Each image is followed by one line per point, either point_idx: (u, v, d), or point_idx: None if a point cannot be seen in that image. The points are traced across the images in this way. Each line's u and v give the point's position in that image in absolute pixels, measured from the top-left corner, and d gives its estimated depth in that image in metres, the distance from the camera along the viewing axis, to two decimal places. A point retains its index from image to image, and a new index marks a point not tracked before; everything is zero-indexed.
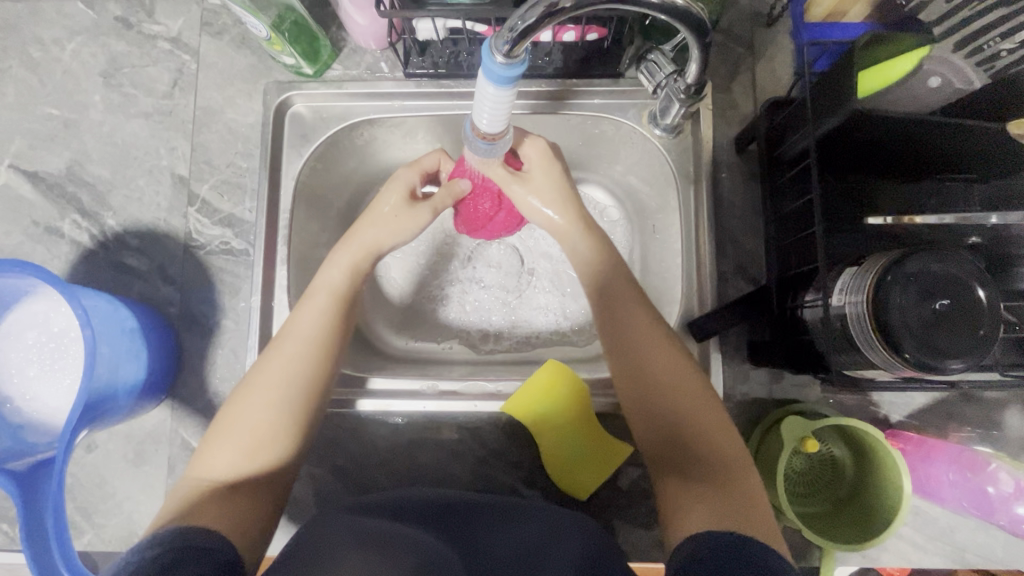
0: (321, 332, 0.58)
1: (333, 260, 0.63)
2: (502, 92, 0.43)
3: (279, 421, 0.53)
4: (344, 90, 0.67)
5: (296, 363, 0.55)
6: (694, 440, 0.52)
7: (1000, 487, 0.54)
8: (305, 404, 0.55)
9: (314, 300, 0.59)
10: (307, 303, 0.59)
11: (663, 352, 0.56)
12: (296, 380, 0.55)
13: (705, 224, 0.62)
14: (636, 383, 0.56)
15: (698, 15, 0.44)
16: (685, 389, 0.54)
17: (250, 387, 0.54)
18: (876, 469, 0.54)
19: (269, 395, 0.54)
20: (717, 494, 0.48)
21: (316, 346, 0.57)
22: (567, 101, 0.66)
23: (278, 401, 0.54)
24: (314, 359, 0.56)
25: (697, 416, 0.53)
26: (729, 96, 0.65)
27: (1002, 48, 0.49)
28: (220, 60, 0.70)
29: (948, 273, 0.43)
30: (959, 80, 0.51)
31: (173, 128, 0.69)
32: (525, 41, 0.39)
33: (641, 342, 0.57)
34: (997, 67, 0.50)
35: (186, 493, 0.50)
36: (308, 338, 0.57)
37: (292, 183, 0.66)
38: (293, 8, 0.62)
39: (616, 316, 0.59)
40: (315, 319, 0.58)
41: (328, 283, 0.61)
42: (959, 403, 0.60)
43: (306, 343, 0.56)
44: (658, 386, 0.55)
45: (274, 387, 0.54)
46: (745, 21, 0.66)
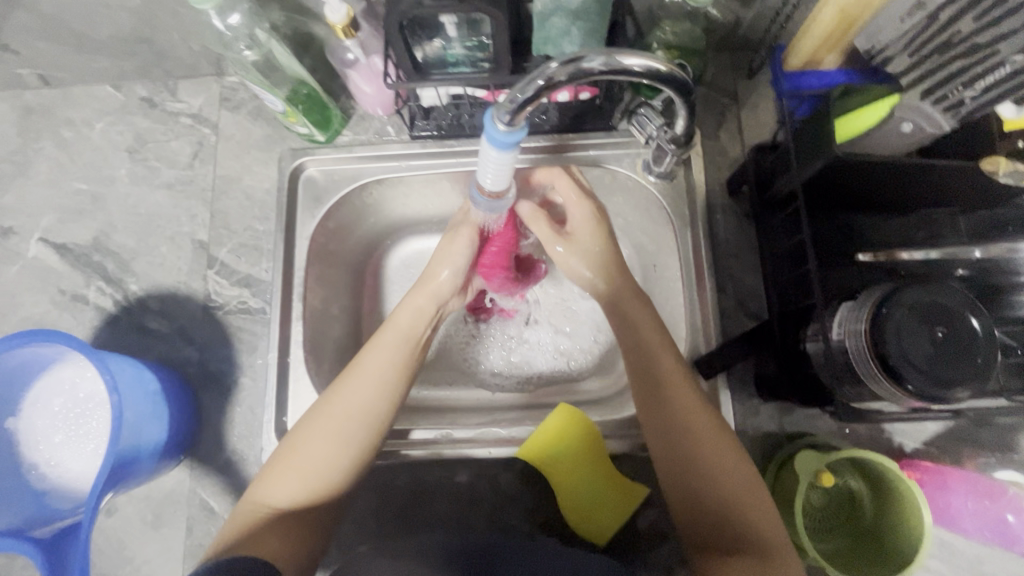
0: (388, 374, 0.59)
1: (405, 304, 0.65)
2: (505, 155, 0.47)
3: (347, 453, 0.55)
4: (354, 154, 0.71)
5: (364, 398, 0.57)
6: (723, 499, 0.52)
7: (1019, 517, 0.53)
8: (370, 435, 0.56)
9: (382, 340, 0.61)
10: (376, 342, 0.61)
11: (688, 401, 0.56)
12: (361, 417, 0.56)
13: (704, 264, 0.65)
14: (666, 442, 0.56)
15: (682, 77, 0.48)
16: (713, 444, 0.54)
17: (313, 421, 0.56)
18: (894, 501, 0.54)
19: (337, 431, 0.55)
20: (749, 552, 0.49)
21: (382, 384, 0.58)
22: (564, 154, 0.70)
23: (347, 437, 0.55)
24: (380, 397, 0.58)
25: (726, 473, 0.53)
26: (718, 142, 0.69)
27: (965, 96, 0.49)
28: (238, 131, 0.74)
29: (942, 304, 0.45)
30: (929, 125, 0.52)
31: (194, 197, 0.73)
32: (524, 110, 0.43)
33: (669, 386, 0.57)
34: (962, 113, 0.50)
35: (251, 516, 0.52)
36: (375, 378, 0.58)
37: (306, 242, 0.70)
38: (306, 83, 0.68)
39: (644, 351, 0.60)
40: (381, 360, 0.60)
41: (398, 322, 0.63)
42: (972, 429, 0.60)
43: (372, 382, 0.58)
44: (687, 428, 0.55)
45: (338, 424, 0.55)
46: (727, 73, 0.70)
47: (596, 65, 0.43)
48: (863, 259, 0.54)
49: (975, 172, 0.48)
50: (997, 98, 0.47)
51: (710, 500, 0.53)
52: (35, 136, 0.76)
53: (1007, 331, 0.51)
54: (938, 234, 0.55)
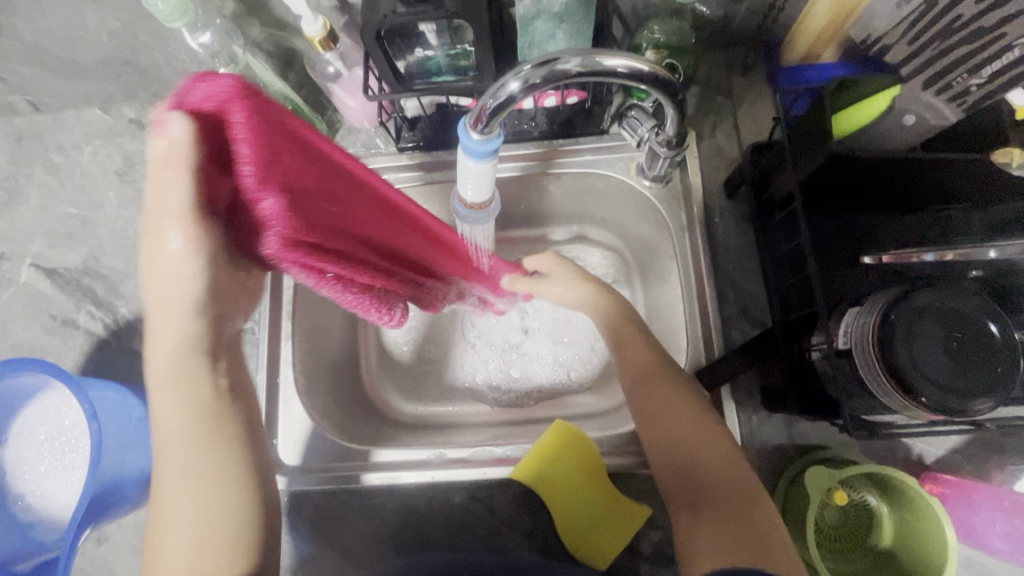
0: (205, 432, 0.47)
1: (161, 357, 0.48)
2: (482, 165, 0.45)
3: (223, 525, 0.45)
4: None
5: (197, 465, 0.45)
6: (703, 474, 0.51)
7: None
8: (223, 531, 0.45)
9: (172, 399, 0.47)
10: (160, 436, 0.47)
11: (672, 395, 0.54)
12: (199, 487, 0.45)
13: (703, 269, 0.62)
14: (649, 427, 0.55)
15: (668, 78, 0.45)
16: (692, 422, 0.53)
17: (159, 509, 0.45)
18: (915, 517, 0.50)
19: (187, 507, 0.45)
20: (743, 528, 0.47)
21: (209, 457, 0.46)
22: (555, 161, 0.68)
23: (202, 508, 0.45)
24: (205, 490, 0.45)
25: (707, 450, 0.51)
26: (714, 141, 0.66)
27: (971, 84, 0.46)
28: None
29: (953, 308, 0.42)
30: (933, 117, 0.50)
31: None
32: (498, 116, 0.41)
33: (653, 385, 0.56)
34: (969, 103, 0.47)
35: None
36: (189, 442, 0.46)
37: None
38: (291, 98, 0.65)
39: (625, 358, 0.59)
40: (174, 450, 0.46)
41: (163, 404, 0.47)
42: (998, 437, 0.56)
43: (191, 449, 0.46)
44: (669, 424, 0.54)
45: (185, 502, 0.45)
46: (721, 69, 0.67)
47: (573, 65, 0.41)
48: (868, 261, 0.51)
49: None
50: (1006, 85, 0.44)
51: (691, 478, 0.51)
52: (26, 162, 0.76)
53: None
54: (950, 232, 0.50)
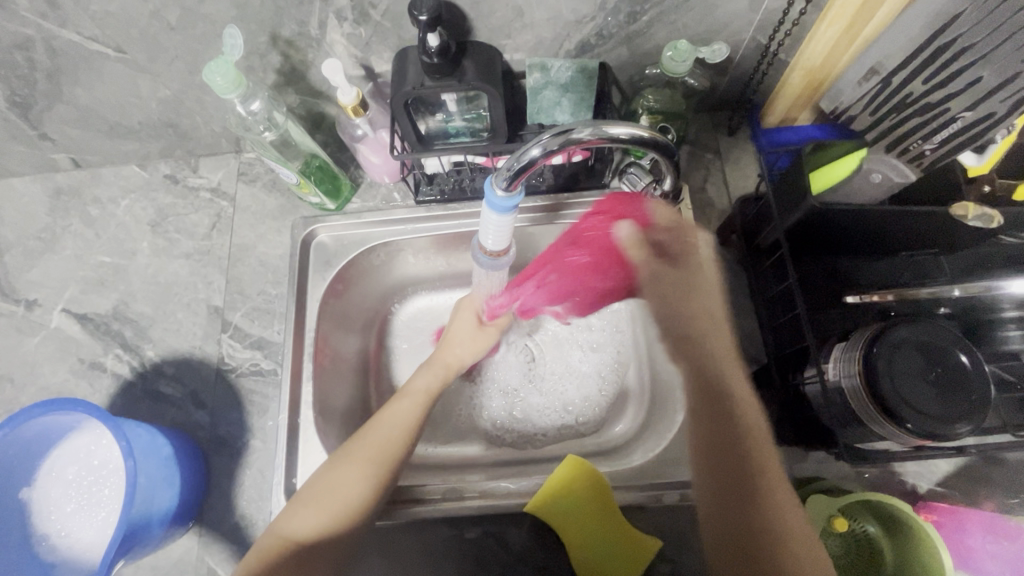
0: (410, 419, 0.63)
1: (427, 365, 0.70)
2: (504, 217, 0.50)
3: (365, 491, 0.58)
4: (362, 220, 0.76)
5: (388, 440, 0.61)
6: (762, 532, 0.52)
7: None
8: (382, 477, 0.59)
9: (407, 394, 0.66)
10: (402, 398, 0.65)
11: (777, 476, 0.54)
12: (387, 458, 0.60)
13: (701, 312, 0.66)
14: (732, 501, 0.55)
15: (664, 140, 0.52)
16: (785, 496, 0.53)
17: (351, 450, 0.60)
18: (911, 543, 0.53)
19: (368, 466, 0.59)
20: None
21: (404, 437, 0.62)
22: (561, 212, 0.74)
23: (373, 473, 0.59)
24: (395, 449, 0.61)
25: (773, 507, 0.52)
26: (705, 194, 0.73)
27: (925, 148, 0.52)
28: (253, 203, 0.79)
29: (929, 342, 0.46)
30: (896, 175, 0.54)
31: (210, 266, 0.77)
32: (521, 176, 0.46)
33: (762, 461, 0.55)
34: (926, 162, 0.53)
35: (269, 544, 0.55)
36: (400, 425, 0.63)
37: (316, 304, 0.73)
38: (317, 155, 0.73)
39: (725, 418, 0.57)
40: (407, 412, 0.64)
41: (422, 381, 0.68)
42: (984, 467, 0.60)
43: (398, 429, 0.62)
44: (766, 501, 0.53)
45: (367, 460, 0.59)
46: (710, 131, 0.75)
47: (586, 134, 0.47)
48: (852, 300, 0.56)
49: (945, 217, 0.51)
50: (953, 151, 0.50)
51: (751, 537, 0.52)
52: (63, 214, 0.81)
53: (1002, 365, 0.54)
54: (925, 275, 0.57)
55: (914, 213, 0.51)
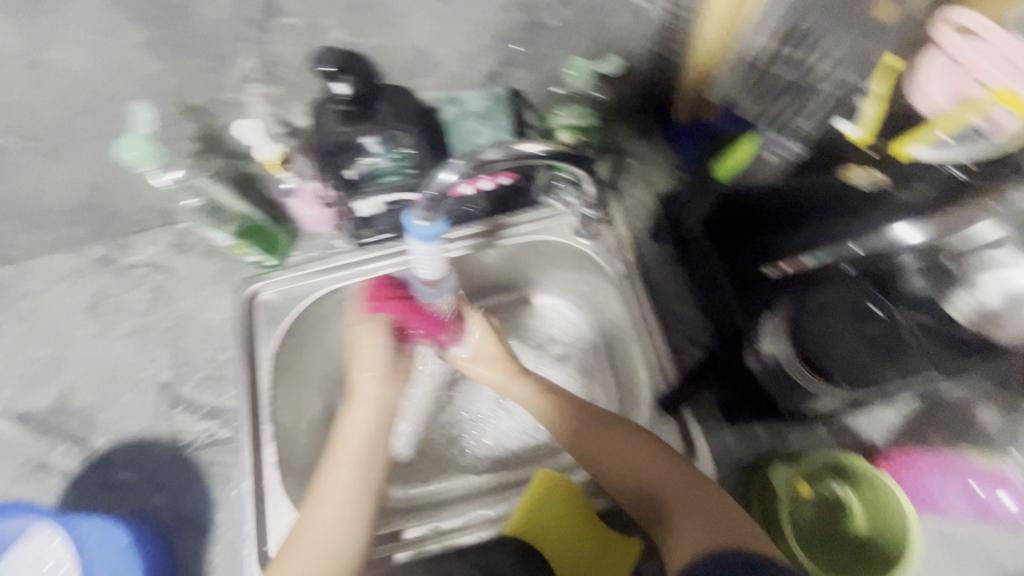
0: (358, 457, 0.59)
1: (361, 393, 0.63)
2: (431, 245, 0.52)
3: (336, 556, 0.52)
4: (305, 271, 0.76)
5: (340, 493, 0.56)
6: (666, 495, 0.54)
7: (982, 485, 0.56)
8: (351, 540, 0.54)
9: (345, 431, 0.61)
10: (335, 465, 0.58)
11: (619, 441, 0.59)
12: (343, 512, 0.55)
13: (645, 306, 0.70)
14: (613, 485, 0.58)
15: (576, 151, 0.54)
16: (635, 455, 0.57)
17: (304, 523, 0.54)
18: (870, 495, 0.56)
19: (328, 531, 0.53)
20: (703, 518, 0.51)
21: (356, 477, 0.57)
22: (499, 234, 0.76)
23: (336, 533, 0.53)
24: (354, 501, 0.56)
25: (647, 471, 0.56)
26: (632, 197, 0.76)
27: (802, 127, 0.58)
28: (192, 271, 0.78)
29: None
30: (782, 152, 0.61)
31: (154, 342, 0.75)
32: (439, 204, 0.48)
33: (602, 443, 0.59)
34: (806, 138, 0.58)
35: None
36: (346, 469, 0.58)
37: (269, 361, 0.72)
38: (251, 215, 0.73)
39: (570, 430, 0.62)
40: (344, 480, 0.57)
41: (356, 417, 0.62)
42: (927, 411, 0.63)
43: (347, 472, 0.57)
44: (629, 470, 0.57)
45: (326, 521, 0.54)
46: (627, 136, 0.79)
47: (495, 155, 0.48)
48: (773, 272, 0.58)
49: (838, 184, 0.55)
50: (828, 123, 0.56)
51: (658, 504, 0.54)
52: None
53: None
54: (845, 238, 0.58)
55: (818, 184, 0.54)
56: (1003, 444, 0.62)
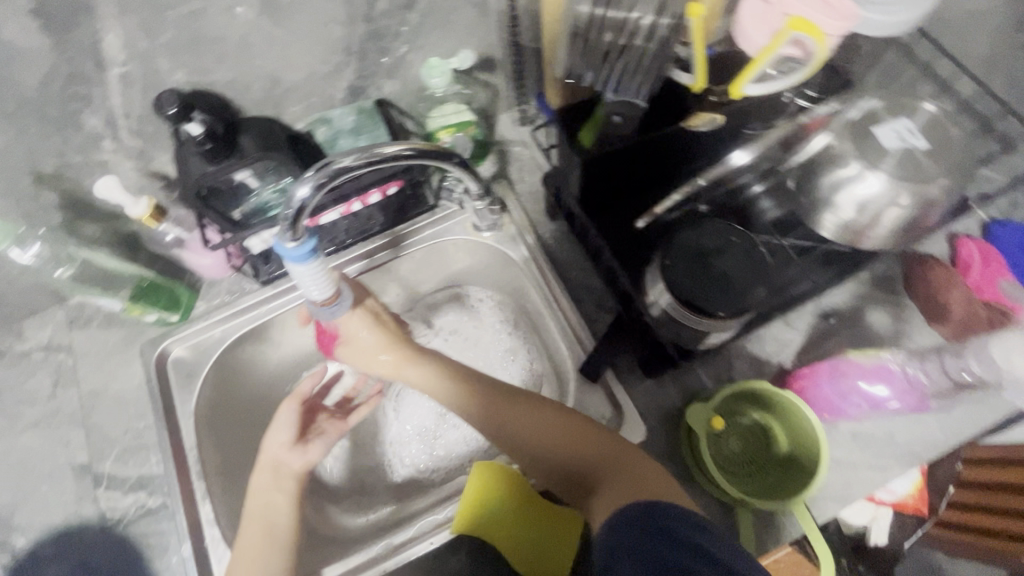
0: (280, 481, 0.60)
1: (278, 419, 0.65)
2: (311, 266, 0.50)
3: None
4: (212, 320, 0.73)
5: (260, 524, 0.57)
6: (578, 462, 0.54)
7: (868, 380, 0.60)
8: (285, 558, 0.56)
9: (263, 461, 0.62)
10: (241, 544, 0.57)
11: (535, 415, 0.58)
12: (274, 535, 0.57)
13: (552, 284, 0.71)
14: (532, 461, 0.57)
15: (438, 148, 0.55)
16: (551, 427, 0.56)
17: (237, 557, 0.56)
18: (784, 414, 0.59)
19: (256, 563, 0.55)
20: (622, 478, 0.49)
21: (272, 502, 0.59)
22: (402, 244, 0.76)
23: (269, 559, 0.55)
24: (276, 532, 0.57)
25: (563, 442, 0.55)
26: (525, 182, 0.78)
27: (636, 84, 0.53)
28: (93, 345, 0.75)
29: (704, 236, 0.53)
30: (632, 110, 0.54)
31: (64, 425, 0.72)
32: (300, 220, 0.47)
33: (518, 420, 0.58)
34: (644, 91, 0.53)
35: None
36: (270, 495, 0.59)
37: (189, 419, 0.69)
38: (147, 275, 0.71)
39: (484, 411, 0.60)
40: (245, 563, 0.55)
41: (274, 443, 0.63)
42: (826, 325, 0.67)
43: (274, 495, 0.59)
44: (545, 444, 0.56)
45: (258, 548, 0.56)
46: (510, 125, 0.80)
47: (348, 161, 0.48)
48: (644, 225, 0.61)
49: (682, 132, 0.56)
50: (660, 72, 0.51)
51: (572, 470, 0.54)
52: None
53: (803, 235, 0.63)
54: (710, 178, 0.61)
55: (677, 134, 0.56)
56: (897, 340, 0.66)
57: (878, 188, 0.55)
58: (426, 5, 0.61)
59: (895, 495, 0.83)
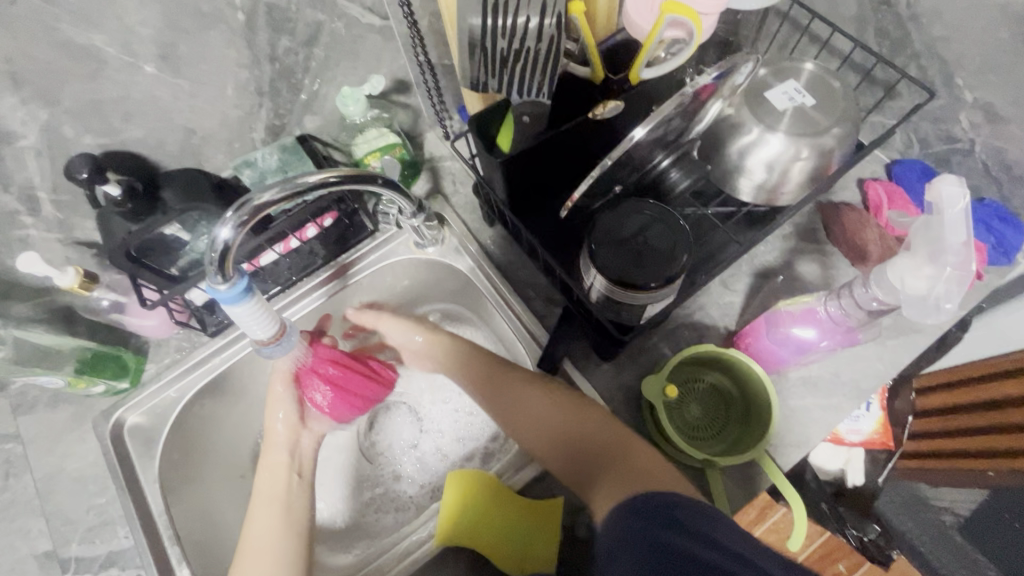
0: (286, 457, 0.66)
1: (274, 413, 0.68)
2: (248, 307, 0.49)
3: (285, 536, 0.57)
4: (163, 379, 0.71)
5: (281, 489, 0.62)
6: (574, 441, 0.56)
7: (800, 326, 0.62)
8: (295, 530, 0.59)
9: (273, 447, 0.67)
10: (256, 509, 0.60)
11: (530, 388, 0.62)
12: (286, 497, 0.62)
13: (503, 289, 0.72)
14: (523, 425, 0.61)
15: (362, 172, 0.54)
16: (552, 400, 0.60)
17: (252, 517, 0.60)
18: (736, 373, 0.61)
19: (268, 531, 0.58)
20: (618, 467, 0.51)
21: (277, 479, 0.63)
22: (349, 273, 0.76)
23: (285, 522, 0.59)
24: (284, 500, 0.61)
25: (562, 419, 0.58)
26: (460, 194, 0.80)
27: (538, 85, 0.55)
28: (41, 427, 0.72)
29: (626, 215, 0.55)
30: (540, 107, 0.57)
31: (21, 516, 0.69)
32: (229, 261, 0.46)
33: (521, 394, 0.63)
34: (547, 90, 0.55)
35: None
36: (282, 469, 0.65)
37: (154, 484, 0.67)
38: (88, 345, 0.70)
39: (494, 382, 0.66)
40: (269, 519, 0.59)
41: (277, 434, 0.67)
42: (762, 283, 0.71)
43: (284, 470, 0.64)
44: (541, 417, 0.60)
45: (268, 509, 0.60)
46: (436, 142, 0.82)
47: (268, 196, 0.48)
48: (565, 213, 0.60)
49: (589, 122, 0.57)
50: (556, 74, 0.54)
51: (569, 449, 0.57)
52: None
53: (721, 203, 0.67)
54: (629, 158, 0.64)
55: (593, 123, 0.57)
56: (827, 286, 0.70)
57: (779, 146, 0.58)
58: (328, 37, 0.63)
59: (861, 433, 0.87)
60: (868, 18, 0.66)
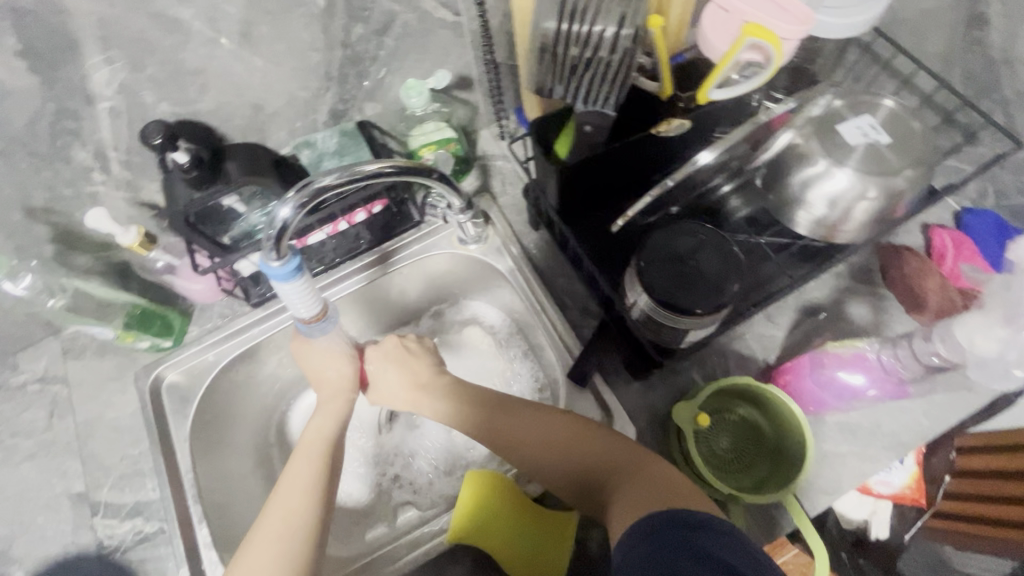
0: (343, 410, 0.66)
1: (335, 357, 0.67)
2: (296, 285, 0.50)
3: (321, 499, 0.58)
4: (204, 342, 0.74)
5: (323, 443, 0.63)
6: (594, 469, 0.54)
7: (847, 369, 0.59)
8: (322, 489, 0.59)
9: (327, 389, 0.67)
10: (298, 458, 0.61)
11: (534, 424, 0.59)
12: (328, 451, 0.63)
13: (541, 292, 0.72)
14: (534, 465, 0.58)
15: (419, 165, 0.56)
16: (560, 434, 0.57)
17: (292, 463, 0.61)
18: (772, 410, 0.60)
19: (301, 487, 0.58)
20: (640, 486, 0.49)
21: (323, 434, 0.64)
22: (390, 260, 0.77)
23: (314, 484, 0.59)
24: (324, 454, 0.62)
25: (578, 451, 0.55)
26: (508, 195, 0.80)
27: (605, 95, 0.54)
28: (87, 373, 0.76)
29: (679, 236, 0.54)
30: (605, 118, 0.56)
31: (60, 456, 0.72)
32: (284, 238, 0.47)
33: (525, 432, 0.59)
34: (613, 101, 0.54)
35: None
36: (336, 422, 0.65)
37: (185, 442, 0.69)
38: (137, 301, 0.73)
39: (498, 414, 0.62)
40: (306, 471, 0.60)
41: (335, 376, 0.67)
42: (808, 320, 0.68)
43: (335, 420, 0.65)
44: (553, 454, 0.57)
45: (302, 463, 0.61)
46: (490, 140, 0.82)
47: (329, 179, 0.49)
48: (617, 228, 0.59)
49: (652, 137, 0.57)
50: (625, 86, 0.53)
51: (589, 478, 0.54)
52: None
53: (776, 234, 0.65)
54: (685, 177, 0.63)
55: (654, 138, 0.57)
56: (878, 331, 0.67)
57: (846, 182, 0.56)
58: (401, 28, 0.64)
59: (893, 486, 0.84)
60: (957, 58, 0.63)
